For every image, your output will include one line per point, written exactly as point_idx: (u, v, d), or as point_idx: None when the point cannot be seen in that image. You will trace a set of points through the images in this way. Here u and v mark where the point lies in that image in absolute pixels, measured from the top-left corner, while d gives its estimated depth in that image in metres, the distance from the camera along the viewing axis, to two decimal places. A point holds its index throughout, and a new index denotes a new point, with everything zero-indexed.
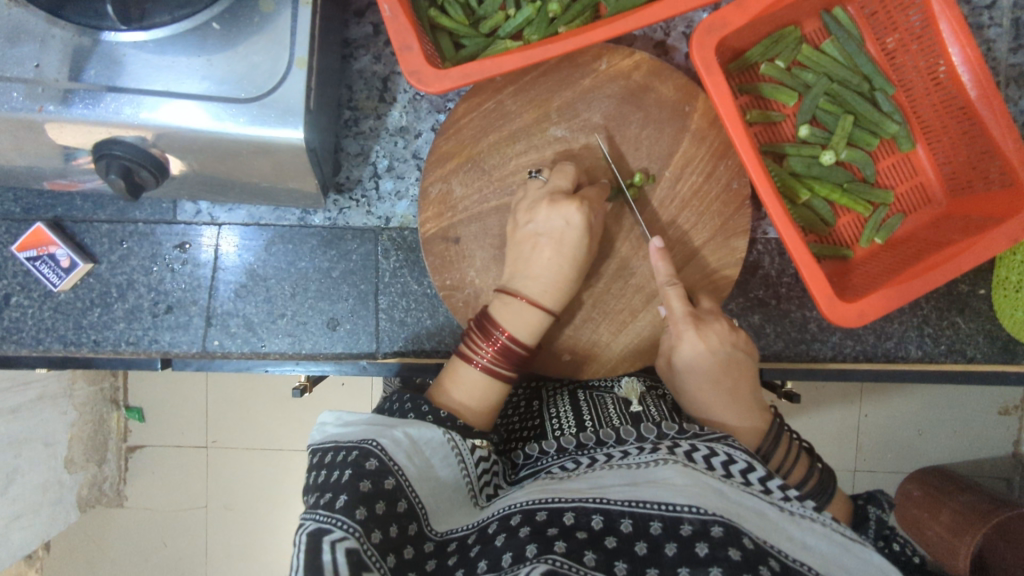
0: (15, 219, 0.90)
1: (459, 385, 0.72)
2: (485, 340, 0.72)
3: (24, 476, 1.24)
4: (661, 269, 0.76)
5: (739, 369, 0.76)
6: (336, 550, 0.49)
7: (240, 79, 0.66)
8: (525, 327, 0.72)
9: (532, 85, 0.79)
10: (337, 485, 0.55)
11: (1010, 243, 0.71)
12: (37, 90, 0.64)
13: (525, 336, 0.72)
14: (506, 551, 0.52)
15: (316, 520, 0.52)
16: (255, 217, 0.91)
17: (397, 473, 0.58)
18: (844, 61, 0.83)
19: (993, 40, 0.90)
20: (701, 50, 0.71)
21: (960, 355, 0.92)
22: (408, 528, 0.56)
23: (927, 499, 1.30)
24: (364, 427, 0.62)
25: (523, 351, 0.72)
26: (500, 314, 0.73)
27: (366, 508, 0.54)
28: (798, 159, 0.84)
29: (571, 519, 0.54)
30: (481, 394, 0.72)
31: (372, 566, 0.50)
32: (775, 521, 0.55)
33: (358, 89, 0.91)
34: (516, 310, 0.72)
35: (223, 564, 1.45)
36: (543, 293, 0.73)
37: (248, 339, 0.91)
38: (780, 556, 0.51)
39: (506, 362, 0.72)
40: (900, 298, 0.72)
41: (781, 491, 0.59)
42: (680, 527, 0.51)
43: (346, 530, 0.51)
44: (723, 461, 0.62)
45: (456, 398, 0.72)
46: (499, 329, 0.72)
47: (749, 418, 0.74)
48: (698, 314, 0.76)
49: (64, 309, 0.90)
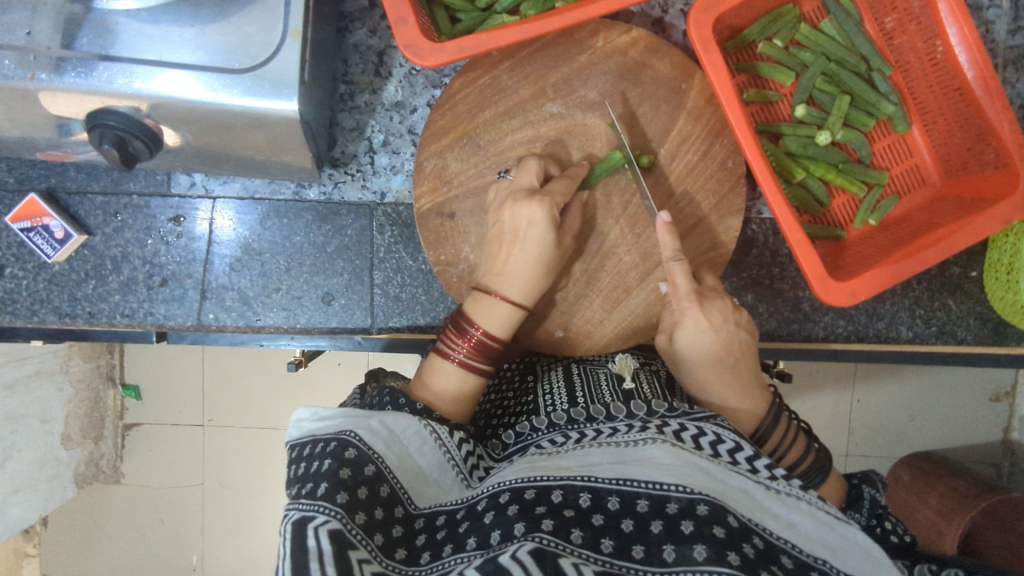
0: (9, 190, 0.89)
1: (437, 381, 0.72)
2: (461, 335, 0.72)
3: (21, 451, 1.25)
4: (667, 244, 0.74)
5: (740, 348, 0.75)
6: (320, 536, 0.48)
7: (234, 49, 0.66)
8: (500, 322, 0.73)
9: (528, 60, 0.79)
10: (318, 475, 0.55)
11: (1002, 224, 0.72)
12: (28, 57, 0.64)
13: (498, 331, 0.73)
14: (494, 529, 0.52)
15: (300, 509, 0.51)
16: (250, 190, 0.91)
17: (378, 461, 0.57)
18: (842, 41, 0.83)
19: (992, 21, 0.89)
20: (699, 26, 0.71)
21: (951, 336, 0.92)
22: (393, 512, 0.56)
23: (916, 483, 1.31)
24: (341, 418, 0.61)
25: (499, 347, 0.72)
26: (475, 312, 0.73)
27: (347, 493, 0.53)
28: (794, 139, 0.84)
29: (559, 497, 0.54)
30: (457, 389, 0.72)
31: (358, 545, 0.50)
32: (759, 500, 0.56)
33: (353, 63, 0.90)
34: (489, 307, 0.72)
35: (219, 538, 1.46)
36: (518, 291, 0.73)
37: (243, 313, 0.91)
38: (765, 534, 0.52)
39: (482, 357, 0.72)
40: (892, 279, 0.72)
41: (768, 470, 0.60)
42: (667, 505, 0.52)
43: (329, 514, 0.51)
44: (711, 441, 0.62)
45: (434, 390, 0.71)
46: (474, 325, 0.72)
47: (748, 398, 0.74)
48: (701, 291, 0.75)
49: (58, 281, 0.90)
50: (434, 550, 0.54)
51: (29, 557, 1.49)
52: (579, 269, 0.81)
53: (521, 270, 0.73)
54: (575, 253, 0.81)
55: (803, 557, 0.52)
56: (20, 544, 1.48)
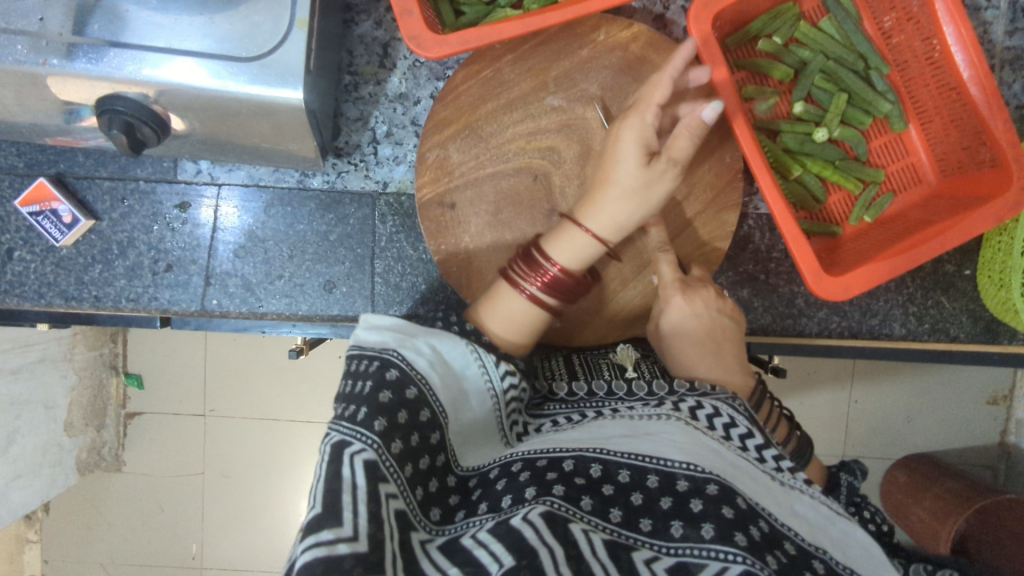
0: (17, 174, 0.91)
1: (497, 311, 0.73)
2: (536, 268, 0.73)
3: (24, 436, 1.26)
4: (655, 235, 0.79)
5: (723, 333, 0.78)
6: (355, 465, 0.47)
7: (241, 37, 0.67)
8: (575, 255, 0.73)
9: (529, 55, 0.80)
10: (361, 396, 0.53)
11: (992, 222, 0.73)
12: (40, 43, 0.65)
13: (574, 265, 0.73)
14: (505, 494, 0.53)
15: (339, 432, 0.51)
16: (255, 178, 0.93)
17: (420, 383, 0.57)
18: (840, 39, 0.84)
19: (990, 21, 0.90)
20: (698, 23, 0.73)
21: (944, 334, 0.93)
22: (430, 437, 0.56)
23: (912, 484, 1.32)
24: (390, 334, 0.61)
25: (572, 282, 0.74)
26: (555, 243, 0.74)
27: (386, 419, 0.52)
28: (792, 136, 0.85)
29: (570, 466, 0.56)
30: (515, 319, 0.73)
31: (389, 479, 0.49)
32: (766, 487, 0.58)
33: (358, 55, 0.91)
34: (571, 240, 0.73)
35: (219, 526, 1.48)
36: (607, 227, 0.73)
37: (246, 299, 0.93)
38: (771, 518, 0.53)
39: (551, 293, 0.73)
40: (886, 273, 0.73)
41: (774, 460, 0.62)
42: (676, 484, 0.54)
43: (367, 443, 0.50)
44: (724, 422, 0.63)
45: (491, 318, 0.73)
46: (552, 261, 0.73)
47: (733, 380, 0.74)
48: (686, 281, 0.79)
49: (66, 265, 0.91)
50: (443, 509, 0.55)
51: (31, 542, 1.52)
52: None
53: (614, 203, 0.73)
54: None
55: (805, 545, 0.53)
56: (22, 529, 1.50)
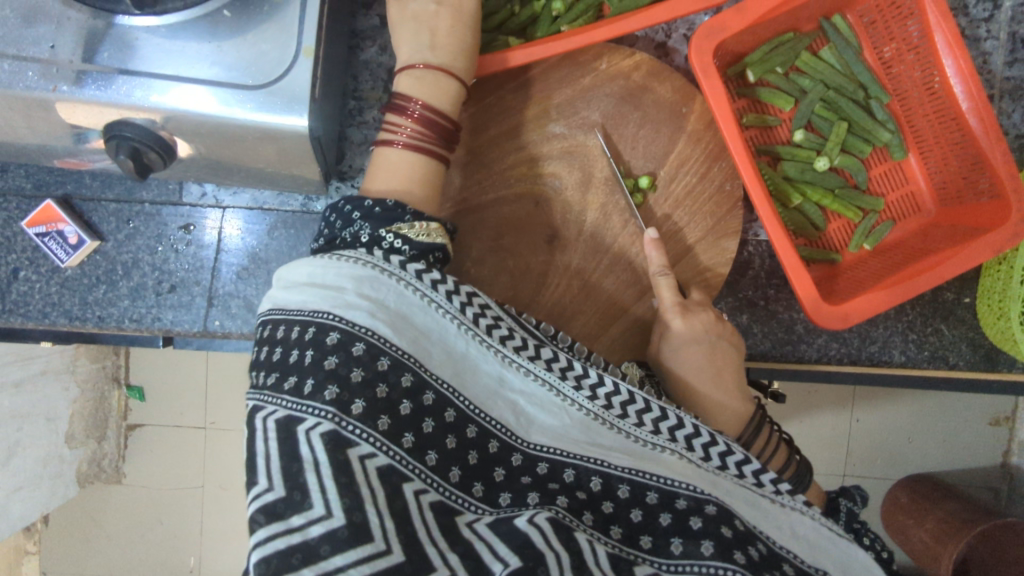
0: (25, 196, 0.92)
1: (384, 173, 0.68)
2: (400, 115, 0.68)
3: (26, 448, 1.26)
4: (654, 258, 0.78)
5: (723, 357, 0.78)
6: (313, 442, 0.48)
7: (248, 65, 0.68)
8: (437, 92, 0.69)
9: (532, 83, 0.81)
10: (299, 366, 0.53)
11: (990, 253, 0.73)
12: (51, 70, 0.66)
13: (440, 102, 0.69)
14: (505, 492, 0.55)
15: (286, 408, 0.51)
16: (259, 201, 0.93)
17: (366, 337, 0.55)
18: (840, 68, 0.85)
19: (989, 52, 0.91)
20: (699, 53, 0.74)
21: (943, 361, 0.93)
22: (399, 381, 0.55)
23: (914, 504, 1.32)
24: (307, 291, 0.57)
25: (444, 118, 0.69)
26: (405, 90, 0.69)
27: (335, 386, 0.52)
28: (792, 164, 0.86)
29: (571, 476, 0.57)
30: (411, 169, 0.68)
31: (359, 442, 0.50)
32: (764, 509, 0.61)
33: (363, 80, 0.93)
34: (423, 79, 0.69)
35: (217, 542, 1.48)
36: (440, 58, 0.70)
37: (248, 320, 0.93)
38: (769, 542, 0.58)
39: (432, 133, 0.69)
40: (885, 301, 0.74)
41: (773, 484, 0.62)
42: (676, 501, 0.57)
43: (320, 416, 0.50)
44: (721, 451, 0.62)
45: (385, 181, 0.67)
46: (413, 101, 0.68)
47: (732, 405, 0.76)
48: (686, 303, 0.78)
49: (71, 285, 0.92)
50: None
51: (29, 554, 1.51)
52: (577, 285, 0.83)
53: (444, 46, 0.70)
54: (573, 270, 0.83)
55: (805, 568, 0.58)
56: (21, 541, 1.50)
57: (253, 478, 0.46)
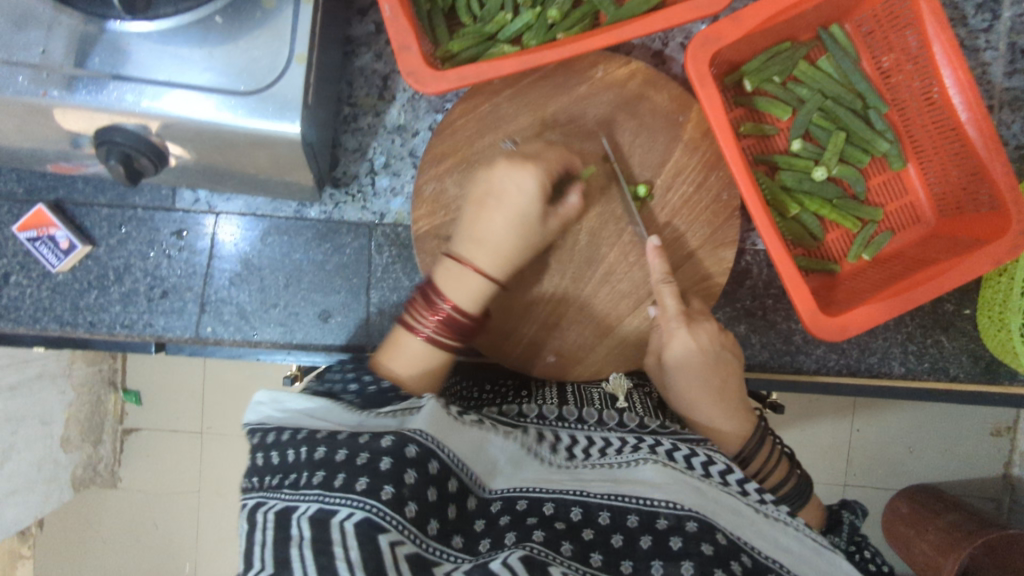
0: (17, 200, 0.92)
1: (400, 356, 0.72)
2: (429, 309, 0.72)
3: (20, 452, 1.25)
4: (657, 266, 0.77)
5: (725, 368, 0.78)
6: (302, 524, 0.49)
7: (241, 72, 0.68)
8: (470, 294, 0.72)
9: (527, 91, 0.81)
10: (294, 464, 0.54)
11: (989, 266, 0.72)
12: (42, 75, 0.66)
13: (467, 304, 0.72)
14: (484, 537, 0.55)
15: (282, 499, 0.52)
16: (252, 207, 0.93)
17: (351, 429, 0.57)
18: (838, 78, 0.85)
19: (989, 62, 0.90)
20: (695, 62, 0.73)
21: (943, 373, 0.92)
22: (380, 444, 0.53)
23: (914, 515, 1.30)
24: (302, 414, 0.61)
25: (468, 320, 0.72)
26: (446, 284, 0.72)
27: (323, 471, 0.52)
28: (790, 173, 0.85)
29: (550, 509, 0.56)
30: (422, 365, 0.72)
31: (340, 507, 0.49)
32: (747, 519, 0.60)
33: (358, 87, 0.92)
34: (458, 277, 0.73)
35: (212, 547, 1.47)
36: (492, 263, 0.73)
37: (241, 327, 0.93)
38: (753, 553, 0.56)
39: (449, 333, 0.72)
40: (883, 313, 0.72)
41: (757, 493, 0.63)
42: (657, 521, 0.56)
43: (310, 500, 0.51)
44: (703, 461, 0.64)
45: (397, 368, 0.72)
46: (443, 298, 0.72)
47: (730, 422, 0.77)
48: (689, 313, 0.78)
49: (62, 290, 0.91)
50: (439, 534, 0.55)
51: (24, 558, 1.49)
52: (572, 295, 0.82)
53: (498, 232, 0.74)
54: (567, 279, 0.82)
55: None
56: (15, 545, 1.48)
57: (248, 563, 0.48)
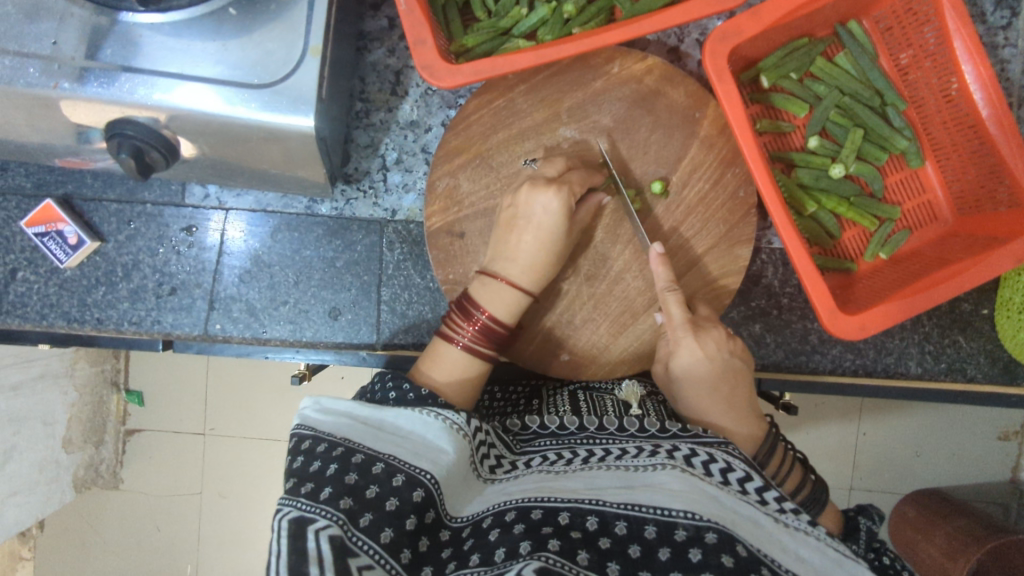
0: (25, 195, 0.91)
1: (439, 364, 0.73)
2: (467, 319, 0.73)
3: (22, 453, 1.25)
4: (661, 275, 0.75)
5: (734, 375, 0.76)
6: (320, 539, 0.48)
7: (254, 65, 0.67)
8: (507, 307, 0.74)
9: (543, 86, 0.80)
10: (319, 475, 0.55)
11: (1011, 264, 0.71)
12: (52, 66, 0.65)
13: (504, 316, 0.74)
14: (499, 546, 0.53)
15: (298, 508, 0.52)
16: (263, 203, 0.92)
17: (387, 458, 0.57)
18: (856, 75, 0.84)
19: (1007, 60, 0.89)
20: (714, 57, 0.72)
21: (960, 374, 0.91)
22: (411, 496, 0.55)
23: (922, 520, 1.29)
24: (346, 419, 0.61)
25: (504, 331, 0.74)
26: (483, 297, 0.74)
27: (351, 498, 0.54)
28: (807, 170, 0.84)
29: (566, 519, 0.55)
30: (462, 373, 0.73)
31: (359, 552, 0.50)
32: (767, 530, 0.56)
33: (370, 82, 0.91)
34: (495, 290, 0.74)
35: (215, 549, 1.45)
36: (528, 278, 0.75)
37: (250, 324, 0.92)
38: (773, 565, 0.52)
39: (486, 342, 0.74)
40: (903, 312, 0.71)
41: (777, 502, 0.60)
42: (675, 533, 0.53)
43: (330, 518, 0.51)
44: (721, 468, 0.62)
45: (436, 376, 0.73)
46: (480, 309, 0.73)
47: (745, 424, 0.75)
48: (695, 320, 0.76)
49: (69, 286, 0.90)
50: (435, 566, 0.55)
51: (24, 560, 1.48)
52: (587, 293, 0.81)
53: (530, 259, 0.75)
54: (583, 276, 0.81)
55: None
56: (16, 546, 1.47)
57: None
